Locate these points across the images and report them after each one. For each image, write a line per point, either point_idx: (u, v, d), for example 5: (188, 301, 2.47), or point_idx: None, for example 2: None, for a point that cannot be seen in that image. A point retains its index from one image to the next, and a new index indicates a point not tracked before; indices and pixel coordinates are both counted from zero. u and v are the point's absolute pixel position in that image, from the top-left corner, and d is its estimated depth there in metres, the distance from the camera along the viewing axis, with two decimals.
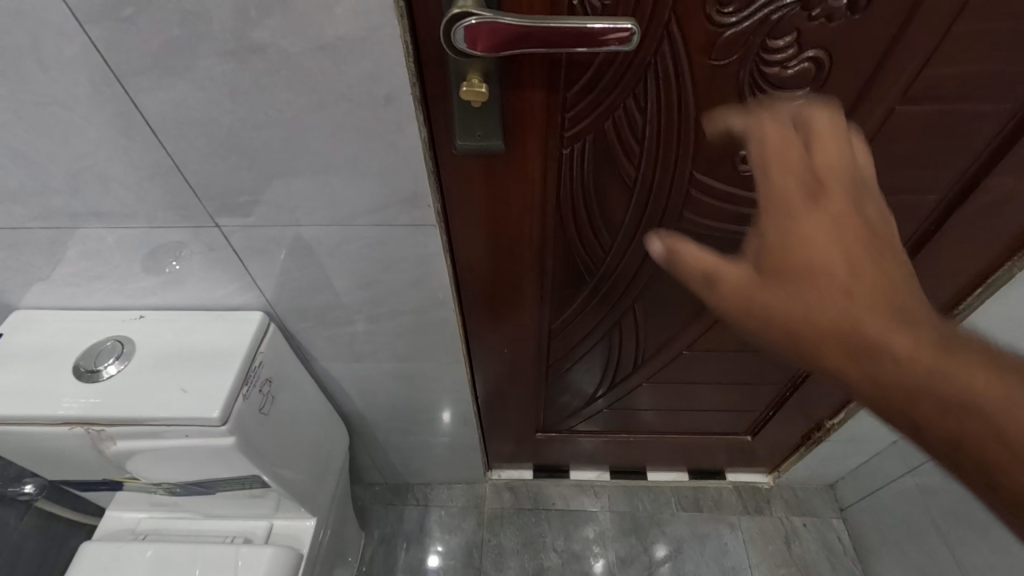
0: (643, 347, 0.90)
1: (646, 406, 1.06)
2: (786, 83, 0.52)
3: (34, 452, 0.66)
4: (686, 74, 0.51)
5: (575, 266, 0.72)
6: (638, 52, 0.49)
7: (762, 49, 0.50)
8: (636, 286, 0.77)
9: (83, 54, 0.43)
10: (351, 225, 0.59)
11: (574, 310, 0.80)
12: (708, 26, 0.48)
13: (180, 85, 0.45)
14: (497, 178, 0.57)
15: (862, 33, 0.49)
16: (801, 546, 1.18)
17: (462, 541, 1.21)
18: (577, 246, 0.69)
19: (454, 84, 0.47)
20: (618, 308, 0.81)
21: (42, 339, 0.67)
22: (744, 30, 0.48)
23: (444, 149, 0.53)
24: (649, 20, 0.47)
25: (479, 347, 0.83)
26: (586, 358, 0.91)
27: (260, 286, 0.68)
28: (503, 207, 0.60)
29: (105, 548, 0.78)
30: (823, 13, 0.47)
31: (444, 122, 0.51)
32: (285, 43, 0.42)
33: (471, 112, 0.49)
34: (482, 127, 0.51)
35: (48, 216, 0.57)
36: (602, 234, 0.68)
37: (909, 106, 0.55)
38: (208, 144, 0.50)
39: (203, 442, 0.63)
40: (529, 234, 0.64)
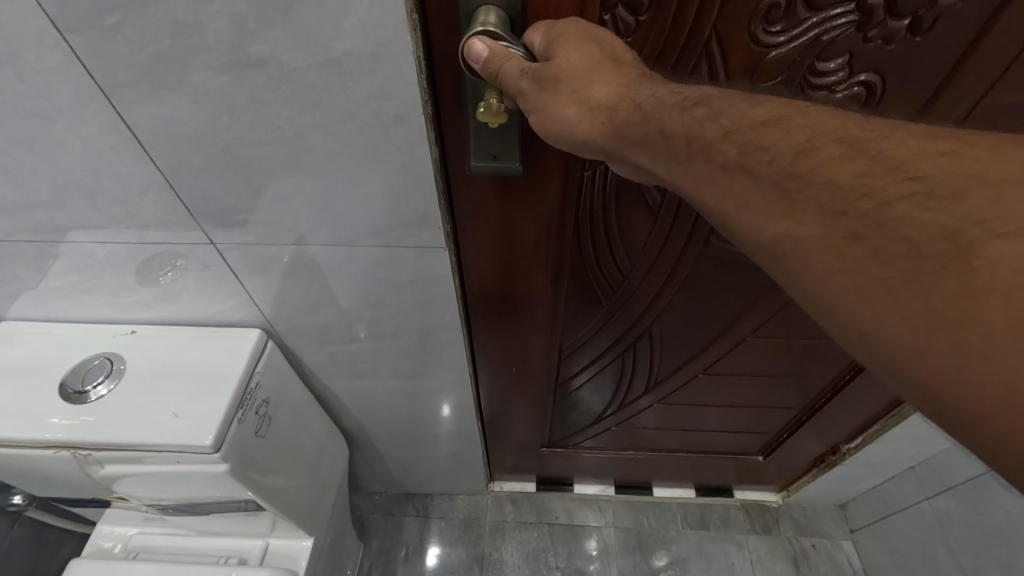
0: (657, 368, 0.86)
1: (656, 425, 1.03)
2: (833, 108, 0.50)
3: (19, 472, 0.63)
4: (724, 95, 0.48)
5: (590, 289, 0.69)
6: (673, 72, 0.46)
7: (810, 70, 0.47)
8: (653, 309, 0.74)
9: (65, 64, 0.39)
10: (355, 245, 0.55)
11: (588, 332, 0.77)
12: (752, 44, 0.44)
13: (172, 100, 0.41)
14: (513, 198, 0.53)
15: (918, 56, 0.46)
16: (809, 567, 1.16)
17: (462, 554, 1.19)
18: (593, 268, 0.66)
19: (472, 104, 0.44)
20: (634, 330, 0.78)
21: (28, 354, 0.64)
22: (793, 50, 0.45)
23: (457, 167, 0.49)
24: (688, 38, 0.44)
25: (485, 362, 0.81)
26: (597, 376, 0.88)
27: (258, 304, 0.65)
28: (517, 227, 0.57)
29: (94, 567, 0.76)
30: (879, 36, 0.44)
31: (459, 141, 0.47)
32: (286, 58, 0.38)
33: (488, 134, 0.46)
34: (499, 149, 0.47)
35: (33, 229, 0.54)
36: (621, 256, 0.65)
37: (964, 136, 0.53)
38: (203, 161, 0.46)
39: (195, 468, 0.59)
40: (545, 255, 0.60)
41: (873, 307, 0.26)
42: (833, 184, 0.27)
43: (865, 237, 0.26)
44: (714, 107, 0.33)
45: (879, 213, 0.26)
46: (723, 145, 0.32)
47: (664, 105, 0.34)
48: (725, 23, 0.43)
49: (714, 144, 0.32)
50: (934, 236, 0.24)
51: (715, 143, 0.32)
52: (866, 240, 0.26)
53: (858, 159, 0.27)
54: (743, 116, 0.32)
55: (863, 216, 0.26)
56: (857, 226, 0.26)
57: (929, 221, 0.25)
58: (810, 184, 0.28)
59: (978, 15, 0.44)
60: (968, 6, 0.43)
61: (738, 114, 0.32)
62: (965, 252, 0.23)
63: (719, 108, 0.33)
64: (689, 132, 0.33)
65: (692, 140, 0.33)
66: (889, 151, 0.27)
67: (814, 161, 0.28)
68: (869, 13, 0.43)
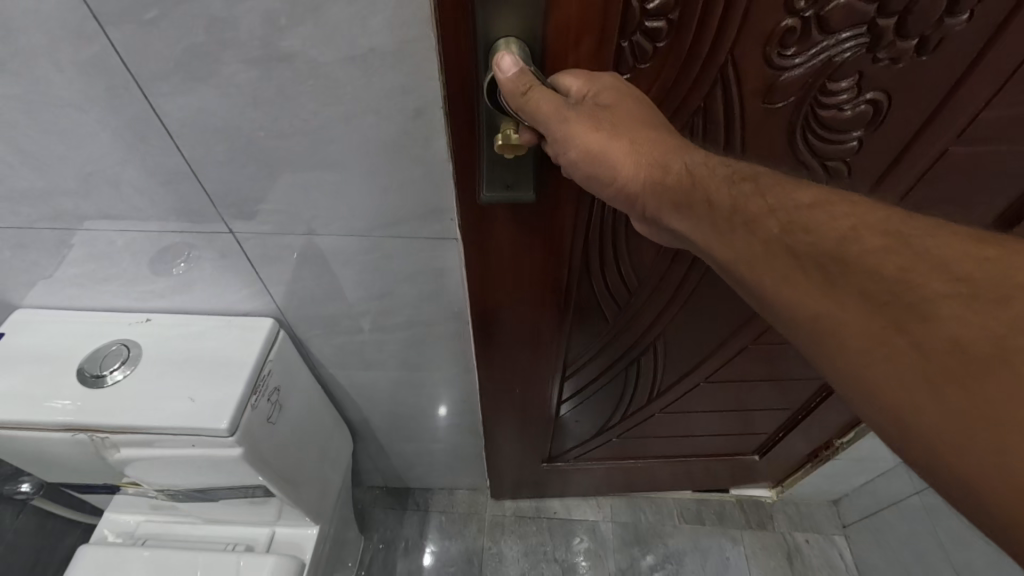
0: (660, 378, 0.88)
1: (656, 434, 1.04)
2: (842, 124, 0.52)
3: (35, 456, 0.64)
4: (737, 115, 0.50)
5: (599, 307, 0.70)
6: (689, 95, 0.47)
7: (820, 91, 0.49)
8: (659, 323, 0.76)
9: (102, 56, 0.41)
10: (370, 236, 0.57)
11: (593, 349, 0.78)
12: (767, 67, 0.46)
13: (201, 92, 0.43)
14: (523, 227, 0.53)
15: (922, 73, 0.49)
16: (803, 562, 1.18)
17: (462, 547, 1.21)
18: (601, 287, 0.67)
19: (486, 135, 0.43)
20: (640, 344, 0.80)
21: (45, 340, 0.66)
22: (806, 72, 0.47)
23: (466, 197, 0.48)
24: (706, 62, 0.45)
25: (487, 387, 0.79)
26: (601, 391, 0.89)
27: (271, 293, 0.67)
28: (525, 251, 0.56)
29: (103, 553, 0.77)
30: (887, 57, 0.47)
31: (468, 172, 0.46)
32: (314, 53, 0.40)
33: (501, 162, 0.45)
34: (512, 176, 0.47)
35: (57, 217, 0.56)
36: (628, 273, 0.66)
37: (962, 147, 0.57)
38: (227, 152, 0.48)
39: (209, 451, 0.61)
40: (558, 279, 0.61)
41: (919, 397, 0.28)
42: (880, 275, 0.30)
43: (907, 329, 0.28)
44: (761, 183, 0.36)
45: (924, 309, 0.28)
46: (770, 221, 0.34)
47: (712, 180, 0.37)
48: (741, 48, 0.45)
49: (761, 220, 0.35)
50: (981, 338, 0.27)
51: (761, 218, 0.35)
52: (906, 331, 0.28)
53: (904, 255, 0.30)
54: (789, 196, 0.35)
55: (908, 310, 0.29)
56: (902, 318, 0.29)
57: (973, 324, 0.27)
58: (855, 271, 0.31)
59: (978, 36, 0.47)
60: (969, 28, 0.46)
61: (783, 196, 0.35)
62: (1006, 356, 0.26)
63: (764, 184, 0.36)
64: (734, 204, 0.36)
65: (735, 212, 0.35)
66: (933, 249, 0.30)
67: (860, 252, 0.31)
68: (879, 35, 0.45)
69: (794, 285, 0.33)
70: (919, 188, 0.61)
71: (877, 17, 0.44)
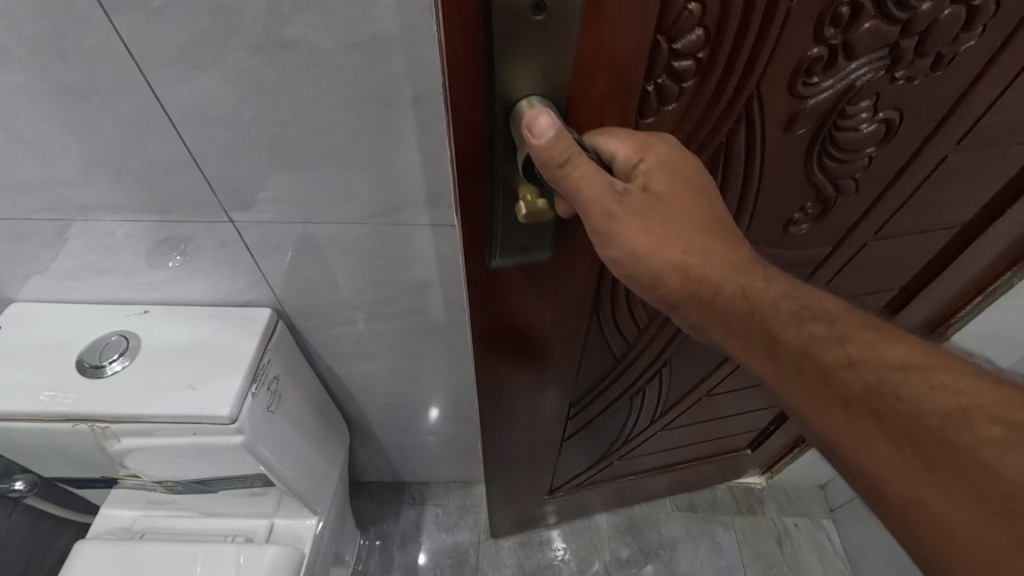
0: (666, 397, 0.89)
1: (657, 448, 1.05)
2: (858, 143, 0.53)
3: (34, 448, 0.64)
4: (759, 144, 0.49)
5: (609, 343, 0.69)
6: (713, 130, 0.46)
7: (840, 115, 0.50)
8: (669, 349, 0.77)
9: (108, 44, 0.42)
10: (368, 224, 0.59)
11: (598, 380, 0.76)
12: (790, 96, 0.46)
13: (205, 80, 0.44)
14: (534, 282, 0.51)
15: (931, 89, 0.51)
16: (793, 545, 1.21)
17: (459, 539, 1.22)
18: (611, 323, 0.66)
19: (499, 196, 0.41)
20: (649, 372, 0.80)
21: (41, 333, 0.66)
22: (828, 98, 0.47)
23: (478, 260, 0.46)
24: (731, 97, 0.44)
25: (494, 436, 0.75)
26: (607, 420, 0.87)
27: (271, 283, 0.67)
28: (536, 305, 0.54)
29: (102, 547, 0.77)
30: (904, 75, 0.48)
31: (478, 236, 0.44)
32: (317, 41, 0.41)
33: (513, 224, 0.43)
34: (524, 237, 0.45)
35: (56, 207, 0.56)
36: (637, 307, 0.65)
37: (960, 154, 0.59)
38: (229, 140, 0.49)
39: (211, 439, 0.62)
40: (569, 323, 0.59)
41: None
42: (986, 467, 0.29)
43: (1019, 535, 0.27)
44: (837, 327, 0.36)
45: None
46: (852, 376, 0.34)
47: (780, 319, 0.36)
48: (766, 81, 0.44)
49: (840, 373, 0.35)
50: None
51: (840, 371, 0.35)
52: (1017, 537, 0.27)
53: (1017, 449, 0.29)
54: (873, 351, 0.35)
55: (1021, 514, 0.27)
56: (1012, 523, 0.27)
57: None
58: (954, 454, 0.30)
59: (983, 52, 0.49)
60: (976, 45, 0.48)
61: (867, 350, 0.35)
62: None
63: (843, 332, 0.36)
64: (806, 347, 0.36)
65: (806, 358, 0.36)
66: None
67: (964, 436, 0.30)
68: (899, 57, 0.47)
69: (865, 442, 0.33)
70: (917, 196, 0.64)
71: (900, 39, 0.45)
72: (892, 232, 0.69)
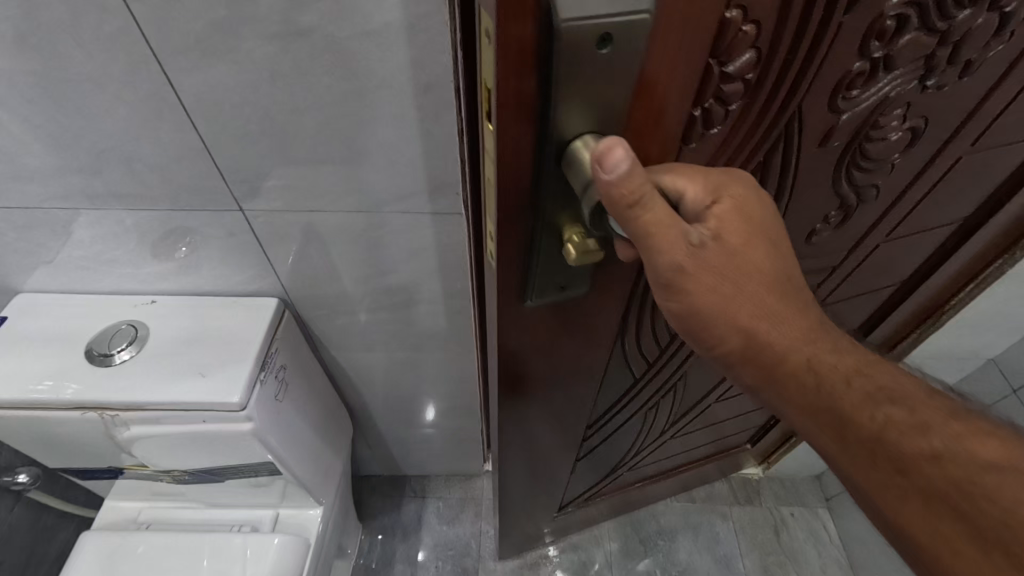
0: (677, 407, 0.90)
1: (665, 454, 1.06)
2: (884, 151, 0.54)
3: (43, 437, 0.65)
4: (794, 159, 0.49)
5: (630, 364, 0.69)
6: (753, 147, 0.46)
7: (872, 126, 0.50)
8: (686, 361, 0.78)
9: (124, 31, 0.42)
10: (377, 212, 0.59)
11: (618, 397, 0.75)
12: (830, 109, 0.46)
13: (219, 68, 0.45)
14: (566, 315, 0.49)
15: (955, 95, 0.51)
16: (790, 534, 1.23)
17: (461, 531, 1.23)
18: (634, 344, 0.65)
19: (543, 233, 0.39)
20: (664, 385, 0.80)
21: (49, 322, 0.66)
22: (863, 109, 0.47)
23: (513, 298, 0.44)
24: (775, 114, 0.44)
25: (514, 464, 0.74)
26: (620, 433, 0.87)
27: (279, 272, 0.68)
28: (566, 337, 0.52)
29: (108, 538, 0.77)
30: (930, 82, 0.49)
31: (516, 273, 0.42)
32: (331, 28, 0.42)
33: (554, 261, 0.41)
34: (563, 274, 0.43)
35: (65, 196, 0.56)
36: (660, 327, 0.65)
37: (973, 155, 0.60)
38: (242, 129, 0.50)
39: (220, 426, 0.63)
40: (598, 348, 0.57)
41: None
42: None
43: None
44: (911, 409, 0.34)
45: None
46: (929, 467, 0.32)
47: (850, 397, 0.34)
48: (809, 97, 0.44)
49: (914, 462, 0.32)
50: None
51: (915, 462, 0.32)
52: None
53: None
54: (951, 438, 0.32)
55: None
56: None
57: None
58: None
59: (1004, 58, 0.50)
60: (999, 51, 0.49)
61: (947, 438, 0.32)
62: None
63: (917, 413, 0.33)
64: (877, 430, 0.33)
65: (876, 443, 0.34)
66: None
67: None
68: (932, 67, 0.47)
69: (944, 542, 0.31)
70: (930, 197, 0.65)
71: (936, 49, 0.45)
72: (904, 233, 0.70)
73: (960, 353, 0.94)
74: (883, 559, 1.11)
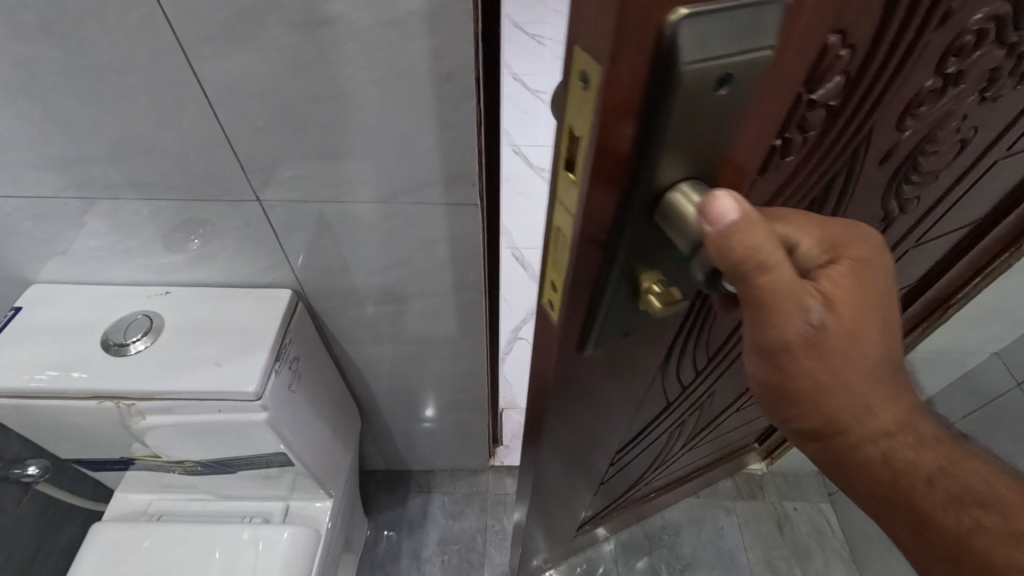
0: (697, 427, 0.87)
1: (678, 465, 1.04)
2: (932, 164, 0.50)
3: (58, 426, 0.65)
4: (851, 181, 0.45)
5: (662, 400, 0.64)
6: (817, 174, 0.41)
7: (925, 140, 0.46)
8: (711, 387, 0.74)
9: (149, 19, 0.43)
10: (393, 202, 0.60)
11: (646, 429, 0.70)
12: (894, 128, 0.42)
13: (242, 56, 0.45)
14: (616, 362, 0.44)
15: (1007, 103, 0.48)
16: (793, 528, 1.24)
17: (466, 526, 1.23)
18: (668, 382, 0.60)
19: (616, 283, 0.33)
20: (689, 411, 0.76)
21: (64, 312, 0.67)
22: (922, 125, 0.44)
23: (572, 351, 0.38)
24: (842, 137, 0.39)
25: (541, 501, 0.70)
26: (643, 458, 0.83)
27: (293, 263, 0.68)
28: (610, 383, 0.47)
29: (119, 529, 0.78)
30: (993, 95, 0.45)
31: (580, 325, 0.36)
32: (355, 17, 0.43)
33: (625, 311, 0.36)
34: (631, 321, 0.38)
35: (83, 185, 0.57)
36: (693, 362, 0.60)
37: (1006, 157, 0.58)
38: (262, 118, 0.50)
39: (236, 415, 0.63)
40: (641, 380, 0.51)
41: None
42: None
43: None
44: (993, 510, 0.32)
45: None
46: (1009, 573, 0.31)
47: (927, 495, 0.33)
48: (877, 117, 0.39)
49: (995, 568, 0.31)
50: None
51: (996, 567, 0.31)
52: None
53: None
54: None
55: None
56: None
57: None
58: None
59: None
60: None
61: None
62: None
63: (1002, 514, 0.32)
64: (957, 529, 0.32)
65: (953, 542, 0.32)
66: None
67: None
68: (995, 79, 0.43)
69: None
70: (960, 201, 0.62)
71: (1002, 63, 0.42)
72: (930, 238, 0.67)
73: (964, 348, 0.95)
74: (887, 553, 1.12)
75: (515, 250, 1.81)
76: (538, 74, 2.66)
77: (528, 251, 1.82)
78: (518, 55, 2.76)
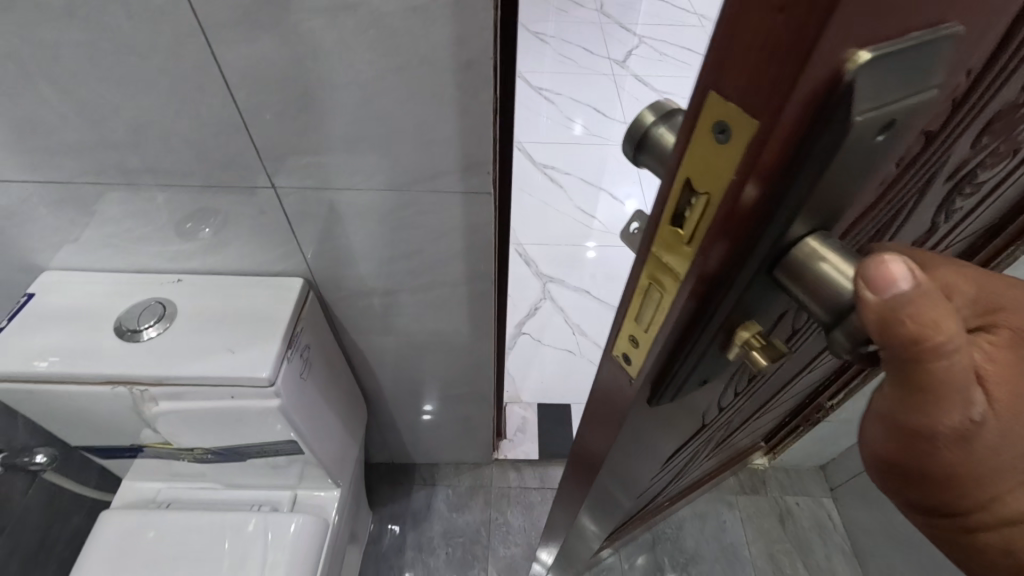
0: (721, 447, 0.84)
1: (696, 477, 1.02)
2: (985, 178, 0.44)
3: (70, 412, 0.65)
4: (912, 205, 0.38)
5: (702, 434, 0.61)
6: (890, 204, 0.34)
7: (989, 154, 0.40)
8: (746, 414, 0.71)
9: (173, 3, 0.43)
10: (408, 191, 0.60)
11: (677, 458, 0.67)
12: (969, 143, 0.35)
13: (264, 41, 0.46)
14: (689, 401, 0.41)
15: None
16: (795, 523, 1.25)
17: (470, 519, 1.23)
18: (714, 417, 0.56)
19: (720, 339, 0.30)
20: (720, 435, 0.74)
21: (77, 299, 0.67)
22: (994, 138, 0.37)
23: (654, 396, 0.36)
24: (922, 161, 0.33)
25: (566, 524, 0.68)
26: (665, 481, 0.81)
27: (305, 252, 0.69)
28: (675, 418, 0.44)
29: (129, 517, 0.78)
30: None
31: (669, 376, 0.33)
32: (378, 3, 0.43)
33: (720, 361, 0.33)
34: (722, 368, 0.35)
35: (100, 171, 0.57)
36: (738, 398, 0.57)
37: None
38: (281, 104, 0.51)
39: (249, 401, 0.63)
40: (694, 415, 0.48)
41: None
42: None
43: None
44: None
45: None
46: None
47: None
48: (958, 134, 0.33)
49: None
50: None
51: None
52: None
53: None
54: None
55: None
56: None
57: None
58: None
59: None
60: None
61: None
62: None
63: None
64: None
65: None
66: None
67: None
68: None
69: None
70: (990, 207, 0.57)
71: None
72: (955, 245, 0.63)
73: None
74: (888, 548, 1.13)
75: (517, 246, 1.82)
76: (540, 71, 2.66)
77: (530, 247, 1.82)
78: (520, 53, 2.76)
